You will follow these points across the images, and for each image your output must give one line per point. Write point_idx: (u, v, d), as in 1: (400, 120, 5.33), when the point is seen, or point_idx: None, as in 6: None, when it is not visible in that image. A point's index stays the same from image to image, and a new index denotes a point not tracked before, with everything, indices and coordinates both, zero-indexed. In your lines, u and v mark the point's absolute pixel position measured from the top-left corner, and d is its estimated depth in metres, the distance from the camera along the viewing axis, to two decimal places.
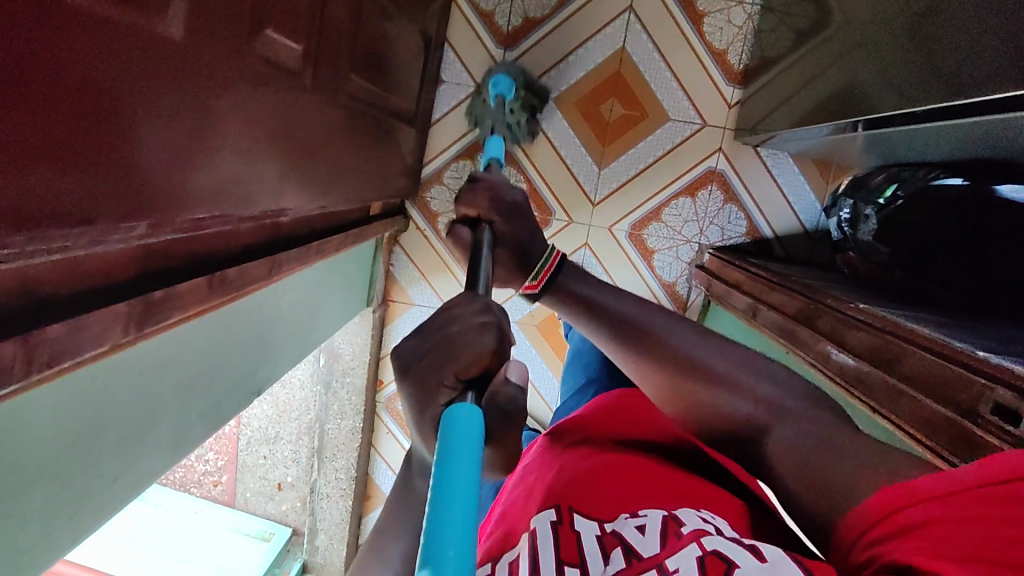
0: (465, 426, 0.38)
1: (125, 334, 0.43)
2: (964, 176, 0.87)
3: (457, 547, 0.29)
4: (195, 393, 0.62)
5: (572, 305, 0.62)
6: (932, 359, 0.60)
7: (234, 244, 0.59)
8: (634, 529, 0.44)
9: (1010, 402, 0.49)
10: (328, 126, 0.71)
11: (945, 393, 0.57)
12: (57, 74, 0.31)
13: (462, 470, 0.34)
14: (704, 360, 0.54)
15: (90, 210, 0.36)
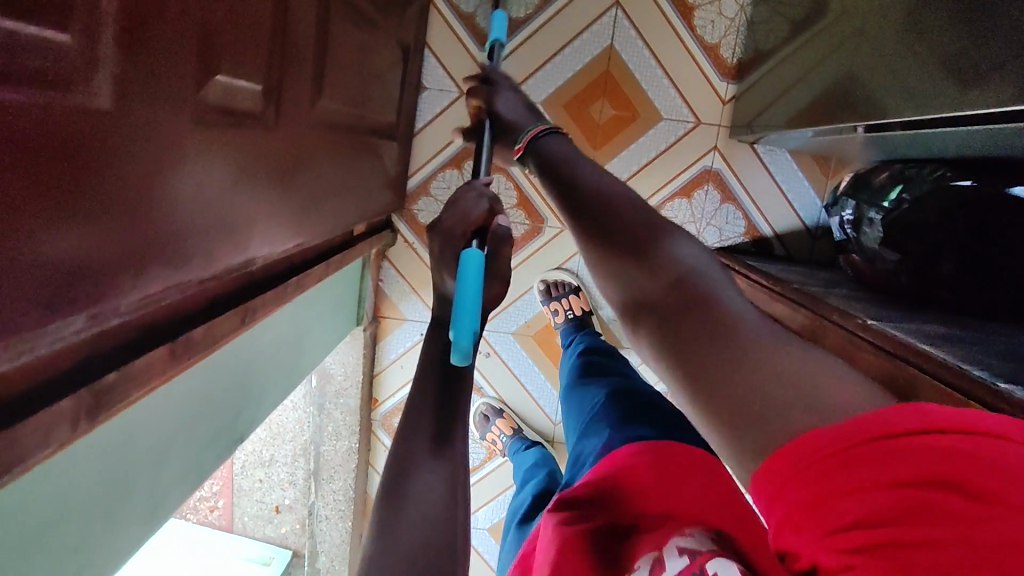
0: (468, 265, 0.53)
1: (74, 430, 0.39)
2: (974, 178, 0.81)
3: (466, 336, 0.49)
4: (172, 457, 0.58)
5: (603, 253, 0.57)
6: (956, 395, 0.57)
7: (200, 300, 0.54)
8: None
9: None
10: (298, 157, 0.66)
11: None
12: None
13: (469, 293, 0.51)
14: (631, 230, 0.56)
15: (17, 316, 0.32)
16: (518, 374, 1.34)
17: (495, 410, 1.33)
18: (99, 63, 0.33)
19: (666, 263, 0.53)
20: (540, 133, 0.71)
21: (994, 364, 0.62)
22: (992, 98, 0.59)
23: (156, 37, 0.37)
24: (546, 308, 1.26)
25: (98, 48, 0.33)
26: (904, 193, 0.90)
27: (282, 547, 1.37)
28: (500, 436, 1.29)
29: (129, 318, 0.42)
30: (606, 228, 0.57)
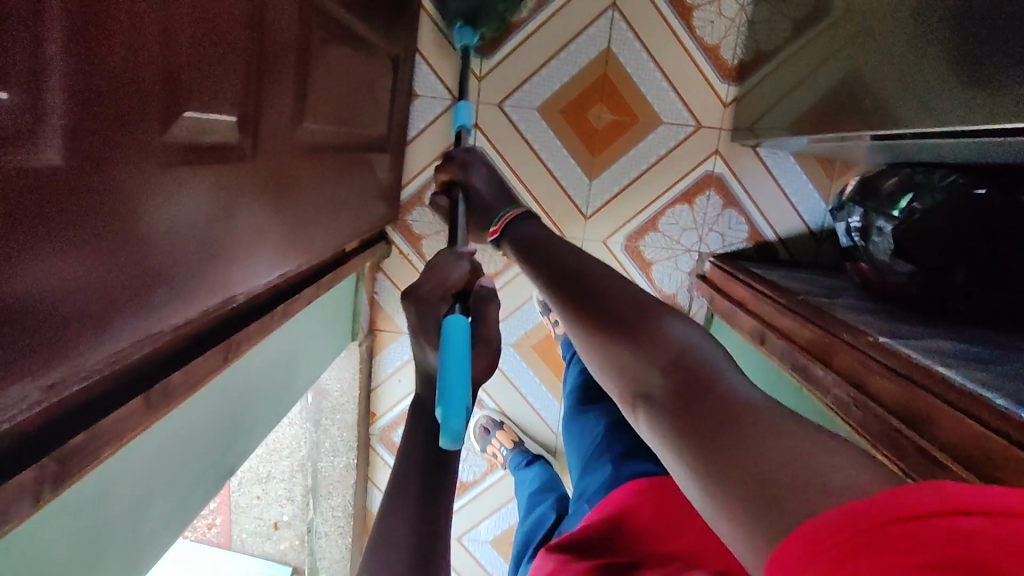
0: (456, 336, 0.51)
1: (38, 502, 0.37)
2: (989, 185, 0.79)
3: (458, 418, 0.46)
4: (156, 503, 0.56)
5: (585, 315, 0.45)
6: (975, 425, 0.53)
7: (178, 342, 0.52)
8: None
9: None
10: (282, 182, 0.63)
11: (986, 468, 0.51)
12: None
13: (459, 369, 0.49)
14: (608, 293, 0.46)
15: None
16: (518, 386, 1.31)
17: (495, 422, 1.30)
18: (46, 116, 0.31)
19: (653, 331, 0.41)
20: (515, 215, 0.71)
21: (1015, 386, 0.59)
22: (1010, 108, 0.56)
23: (114, 80, 0.35)
24: (545, 319, 1.24)
25: (46, 102, 0.30)
26: (914, 202, 0.85)
27: (281, 564, 1.36)
28: (501, 448, 1.26)
29: (91, 375, 0.40)
30: (581, 293, 0.48)
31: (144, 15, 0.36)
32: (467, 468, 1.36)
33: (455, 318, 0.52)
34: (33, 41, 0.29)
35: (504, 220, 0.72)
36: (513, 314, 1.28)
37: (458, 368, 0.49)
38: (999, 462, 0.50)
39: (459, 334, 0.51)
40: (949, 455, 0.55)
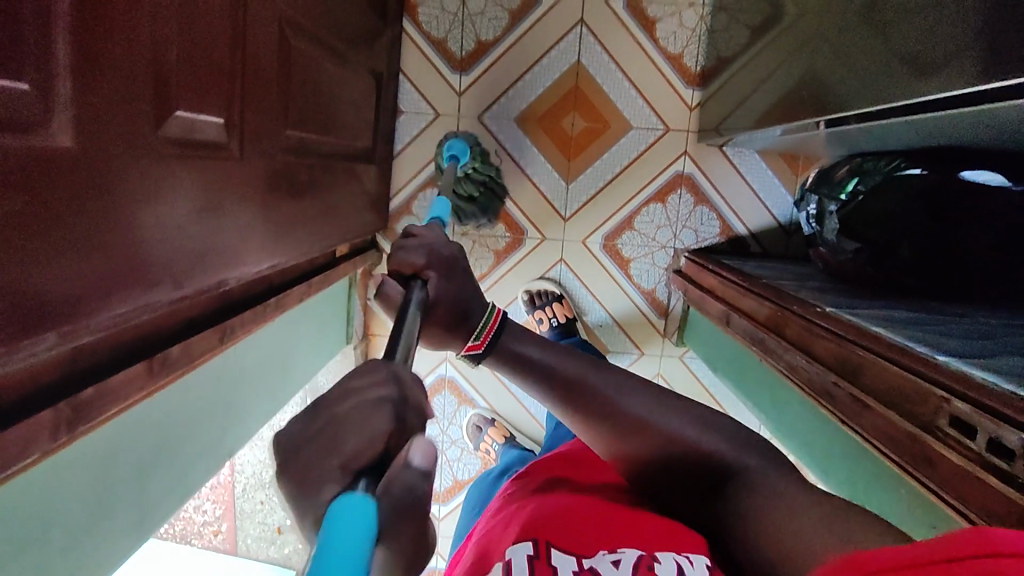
0: (349, 524, 0.29)
1: (55, 440, 0.43)
2: (923, 166, 0.86)
3: None
4: (158, 472, 0.61)
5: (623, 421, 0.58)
6: (894, 370, 0.59)
7: (176, 321, 0.58)
8: (609, 564, 0.46)
9: (968, 417, 0.49)
10: (268, 183, 0.70)
11: (905, 407, 0.56)
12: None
13: None
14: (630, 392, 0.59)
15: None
16: (508, 385, 1.37)
17: (486, 419, 1.34)
18: (57, 105, 0.38)
19: (670, 436, 0.56)
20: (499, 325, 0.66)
21: (943, 341, 0.65)
22: (923, 85, 0.62)
23: (109, 77, 0.42)
24: (530, 317, 1.30)
25: (55, 95, 0.38)
26: (860, 185, 0.91)
27: (285, 569, 1.36)
28: (492, 444, 1.30)
29: (99, 338, 0.46)
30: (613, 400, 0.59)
31: (126, 26, 0.43)
32: (462, 466, 1.40)
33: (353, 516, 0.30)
34: (45, 42, 0.36)
35: (484, 333, 0.65)
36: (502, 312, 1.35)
37: None
38: (915, 399, 0.56)
39: (360, 524, 0.29)
40: (874, 399, 0.61)
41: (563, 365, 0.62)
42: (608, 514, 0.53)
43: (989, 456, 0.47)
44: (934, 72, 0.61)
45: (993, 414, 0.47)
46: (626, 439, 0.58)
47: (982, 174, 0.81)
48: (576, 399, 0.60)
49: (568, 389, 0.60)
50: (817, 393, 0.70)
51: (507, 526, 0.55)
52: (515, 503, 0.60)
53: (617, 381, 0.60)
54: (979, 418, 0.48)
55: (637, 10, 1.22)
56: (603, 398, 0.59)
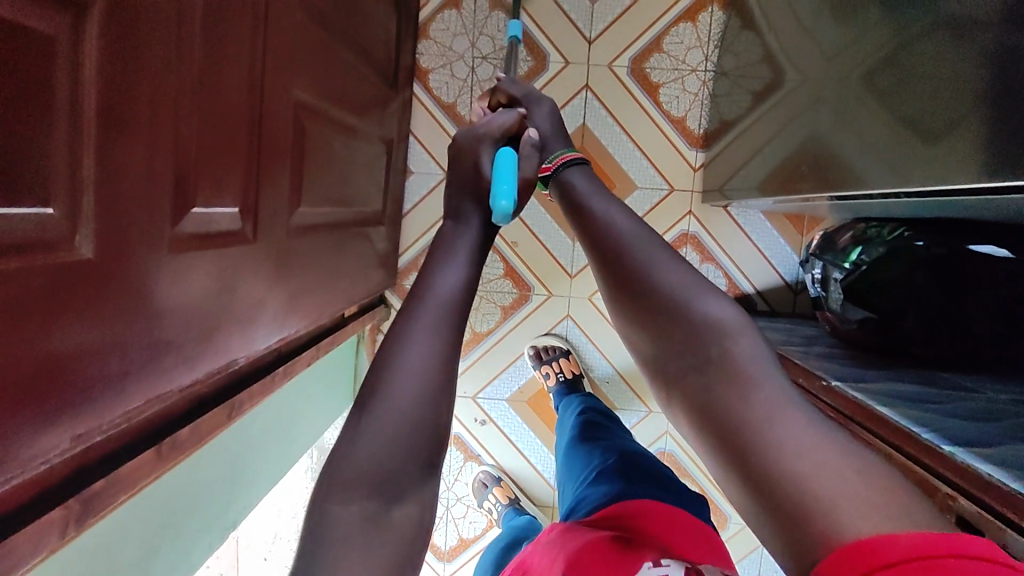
0: (505, 153, 0.63)
1: (64, 536, 0.43)
2: (924, 239, 0.87)
3: (507, 200, 0.58)
4: (163, 550, 0.61)
5: (623, 267, 0.53)
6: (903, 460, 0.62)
7: (186, 401, 0.59)
8: None
9: (973, 517, 0.54)
10: (281, 258, 0.73)
11: None
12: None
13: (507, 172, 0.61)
14: (637, 250, 0.53)
15: (11, 447, 0.37)
16: (513, 440, 1.36)
17: (493, 476, 1.32)
18: (80, 221, 0.40)
19: (694, 307, 0.50)
20: (571, 161, 0.67)
21: (955, 422, 0.64)
22: (926, 169, 0.63)
23: (130, 182, 0.44)
24: (537, 371, 1.30)
25: (79, 213, 0.40)
26: (863, 255, 0.93)
27: None
28: (496, 505, 1.27)
29: (111, 431, 0.47)
30: (619, 255, 0.54)
31: (149, 137, 0.46)
32: (468, 524, 1.38)
33: (507, 151, 0.63)
34: (70, 163, 0.39)
35: (558, 159, 0.67)
36: (506, 369, 1.35)
37: (506, 168, 0.61)
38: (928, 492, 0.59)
39: (510, 153, 0.63)
40: None
41: (596, 214, 0.57)
42: (642, 547, 0.58)
43: None
44: (933, 161, 0.62)
45: (1003, 520, 0.51)
46: (641, 294, 0.52)
47: (984, 247, 0.82)
48: (604, 248, 0.55)
49: (595, 237, 0.56)
50: None
51: (550, 562, 0.59)
52: (552, 544, 0.63)
53: (650, 239, 0.55)
54: (985, 520, 0.53)
55: (641, 76, 1.26)
56: (622, 243, 0.54)
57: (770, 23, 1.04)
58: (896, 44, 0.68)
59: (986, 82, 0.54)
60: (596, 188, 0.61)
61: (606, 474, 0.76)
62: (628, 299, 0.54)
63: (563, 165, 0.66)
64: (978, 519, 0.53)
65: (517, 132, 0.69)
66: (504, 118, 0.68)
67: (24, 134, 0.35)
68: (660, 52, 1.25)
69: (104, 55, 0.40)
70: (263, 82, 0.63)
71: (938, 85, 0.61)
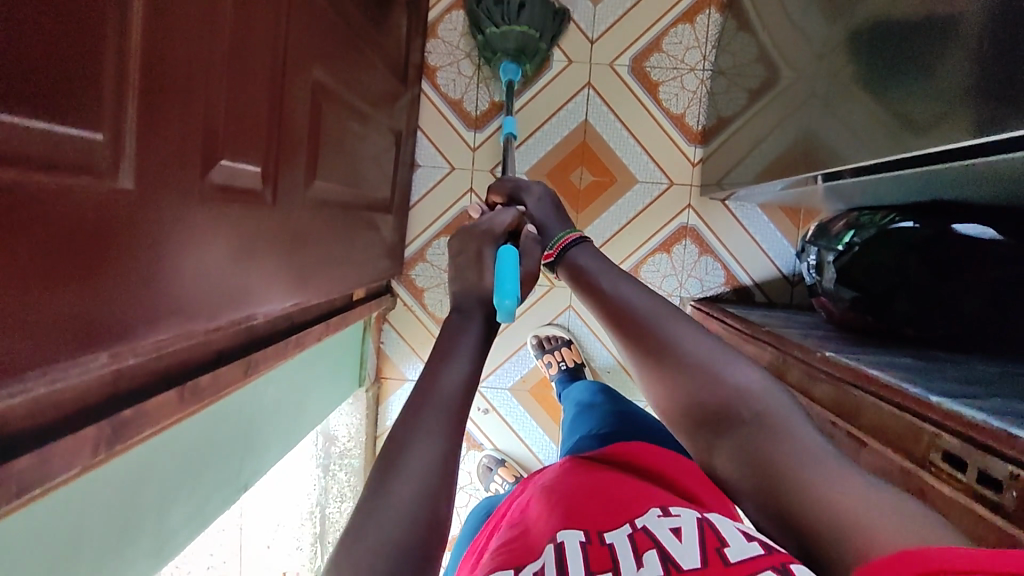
0: (507, 259, 0.65)
1: (96, 456, 0.46)
2: (916, 219, 0.90)
3: (510, 299, 0.61)
4: (180, 496, 0.63)
5: (647, 342, 0.58)
6: (891, 411, 0.64)
7: (206, 352, 0.62)
8: (668, 531, 0.52)
9: (956, 451, 0.55)
10: (296, 227, 0.76)
11: (903, 445, 0.62)
12: (12, 244, 0.35)
13: (509, 274, 0.63)
14: (655, 325, 0.58)
15: (57, 354, 0.40)
16: (514, 427, 1.38)
17: (497, 459, 1.35)
18: (124, 156, 0.43)
19: (722, 374, 0.55)
20: (573, 241, 0.73)
21: (947, 384, 0.66)
22: (915, 140, 0.67)
23: (168, 129, 0.48)
24: (539, 361, 1.33)
25: (123, 148, 0.43)
26: (856, 237, 0.95)
27: None
28: (503, 485, 1.30)
29: (143, 360, 0.50)
30: (641, 330, 0.59)
31: (183, 92, 0.49)
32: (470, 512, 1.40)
33: (510, 248, 0.67)
34: (117, 103, 0.42)
35: (559, 245, 0.74)
36: (508, 359, 1.38)
37: (509, 270, 0.64)
38: (916, 438, 0.60)
39: (511, 257, 0.66)
40: (875, 438, 0.67)
41: (612, 292, 0.62)
42: (648, 498, 0.59)
43: (979, 487, 0.53)
44: (920, 130, 0.66)
45: (985, 450, 0.52)
46: (667, 366, 0.57)
47: (970, 226, 0.85)
48: (624, 323, 0.60)
49: (619, 313, 0.61)
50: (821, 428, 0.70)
51: (551, 509, 0.60)
52: (555, 490, 0.64)
53: (667, 311, 0.59)
54: (966, 452, 0.54)
55: (641, 74, 1.30)
56: (642, 317, 0.59)
57: (765, 22, 1.09)
58: (885, 24, 0.72)
59: (967, 51, 0.58)
60: (606, 265, 0.67)
61: (597, 434, 0.86)
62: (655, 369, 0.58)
63: (565, 248, 0.73)
64: (961, 452, 0.55)
65: (516, 229, 0.74)
66: (504, 216, 0.72)
67: (79, 66, 0.39)
68: (660, 52, 1.30)
69: (149, 5, 0.44)
70: (285, 58, 0.67)
71: (923, 58, 0.64)
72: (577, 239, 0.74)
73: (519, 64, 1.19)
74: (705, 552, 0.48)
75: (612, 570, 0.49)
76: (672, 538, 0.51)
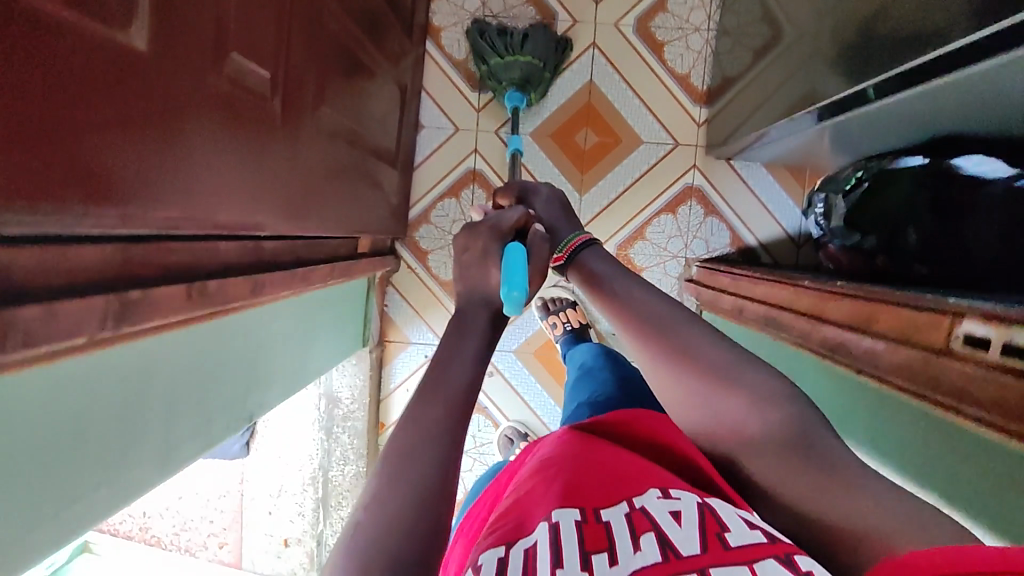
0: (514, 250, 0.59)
1: (102, 328, 0.45)
2: (926, 155, 0.90)
3: (519, 290, 0.55)
4: (185, 407, 0.62)
5: (663, 346, 0.55)
6: (904, 306, 0.58)
7: (214, 260, 0.61)
8: (668, 514, 0.44)
9: (979, 330, 0.48)
10: (305, 151, 0.75)
11: (920, 336, 0.55)
12: (12, 60, 0.33)
13: (517, 266, 0.57)
14: (674, 330, 0.56)
15: (56, 194, 0.38)
16: (519, 390, 1.38)
17: (518, 433, 1.35)
18: (138, 15, 0.42)
19: (741, 383, 0.51)
20: (585, 242, 0.71)
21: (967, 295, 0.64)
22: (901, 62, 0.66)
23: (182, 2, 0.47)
24: (544, 323, 1.32)
25: (137, 6, 0.42)
26: (862, 176, 0.99)
27: None
28: None
29: (150, 236, 0.49)
30: (661, 332, 0.56)
31: None
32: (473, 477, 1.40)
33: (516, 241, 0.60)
34: None
35: (570, 247, 0.71)
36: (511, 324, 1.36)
37: (517, 260, 0.57)
38: (935, 325, 0.53)
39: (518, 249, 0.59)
40: (887, 339, 0.59)
41: (626, 294, 0.60)
42: (652, 472, 0.51)
43: (1005, 361, 0.45)
44: (904, 42, 0.65)
45: (1007, 320, 0.45)
46: (684, 371, 0.53)
47: (969, 159, 0.84)
48: (639, 325, 0.57)
49: (640, 321, 0.58)
50: (827, 351, 0.69)
51: (544, 481, 0.51)
52: (548, 455, 0.56)
53: (685, 318, 0.57)
54: (989, 328, 0.47)
55: (646, 35, 1.30)
56: (658, 321, 0.57)
57: None
58: None
59: None
60: (619, 268, 0.65)
61: (589, 401, 0.87)
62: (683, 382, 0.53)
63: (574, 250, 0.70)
64: (983, 332, 0.48)
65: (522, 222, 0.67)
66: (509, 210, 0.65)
67: None
68: (665, 12, 1.30)
69: None
70: None
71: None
72: (587, 241, 0.71)
73: (524, 92, 1.22)
74: (708, 538, 0.41)
75: (606, 557, 0.41)
76: (672, 522, 0.43)
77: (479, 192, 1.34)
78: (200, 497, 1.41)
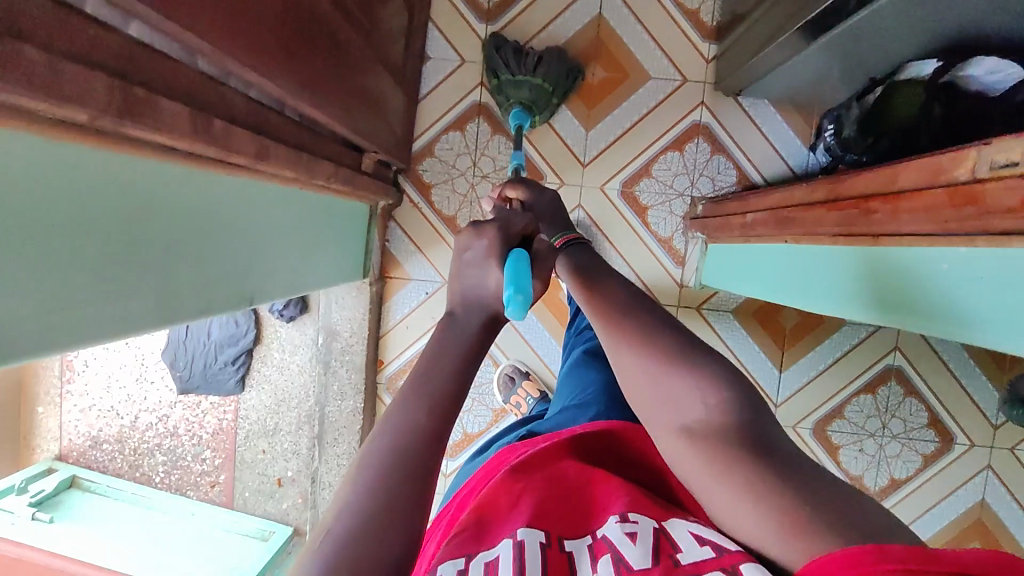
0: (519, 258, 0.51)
1: (105, 114, 0.42)
2: (940, 58, 0.87)
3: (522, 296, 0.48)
4: (184, 257, 0.60)
5: (613, 326, 0.50)
6: (929, 157, 0.55)
7: (221, 105, 0.59)
8: (624, 536, 0.44)
9: (999, 157, 0.44)
10: (317, 22, 0.73)
11: (944, 176, 0.51)
12: None
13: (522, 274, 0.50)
14: (630, 318, 0.51)
15: None
16: (522, 331, 1.36)
17: (520, 371, 1.34)
18: None
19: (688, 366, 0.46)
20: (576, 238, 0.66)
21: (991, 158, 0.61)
22: None
23: None
24: None
25: None
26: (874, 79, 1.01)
27: (283, 524, 1.38)
28: (526, 397, 1.28)
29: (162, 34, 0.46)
30: (620, 316, 0.51)
31: None
32: (473, 419, 1.38)
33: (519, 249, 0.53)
34: None
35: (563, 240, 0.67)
36: None
37: (521, 266, 0.50)
38: (958, 161, 0.50)
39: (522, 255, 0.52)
40: (909, 192, 0.57)
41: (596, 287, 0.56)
42: (615, 491, 0.50)
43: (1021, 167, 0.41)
44: None
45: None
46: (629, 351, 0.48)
47: (981, 65, 0.81)
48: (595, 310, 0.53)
49: (609, 310, 0.53)
50: (845, 225, 0.67)
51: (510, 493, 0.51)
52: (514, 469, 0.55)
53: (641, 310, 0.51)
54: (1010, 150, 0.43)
55: None
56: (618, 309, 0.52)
57: None
58: None
59: None
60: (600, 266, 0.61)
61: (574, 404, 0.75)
62: (644, 365, 0.47)
63: (567, 244, 0.66)
64: (1001, 155, 0.44)
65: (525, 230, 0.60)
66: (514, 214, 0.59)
67: None
68: None
69: None
70: None
71: None
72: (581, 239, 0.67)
73: (531, 114, 1.24)
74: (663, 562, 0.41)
75: None
76: (627, 545, 0.43)
77: (484, 127, 1.32)
78: (192, 433, 1.38)
